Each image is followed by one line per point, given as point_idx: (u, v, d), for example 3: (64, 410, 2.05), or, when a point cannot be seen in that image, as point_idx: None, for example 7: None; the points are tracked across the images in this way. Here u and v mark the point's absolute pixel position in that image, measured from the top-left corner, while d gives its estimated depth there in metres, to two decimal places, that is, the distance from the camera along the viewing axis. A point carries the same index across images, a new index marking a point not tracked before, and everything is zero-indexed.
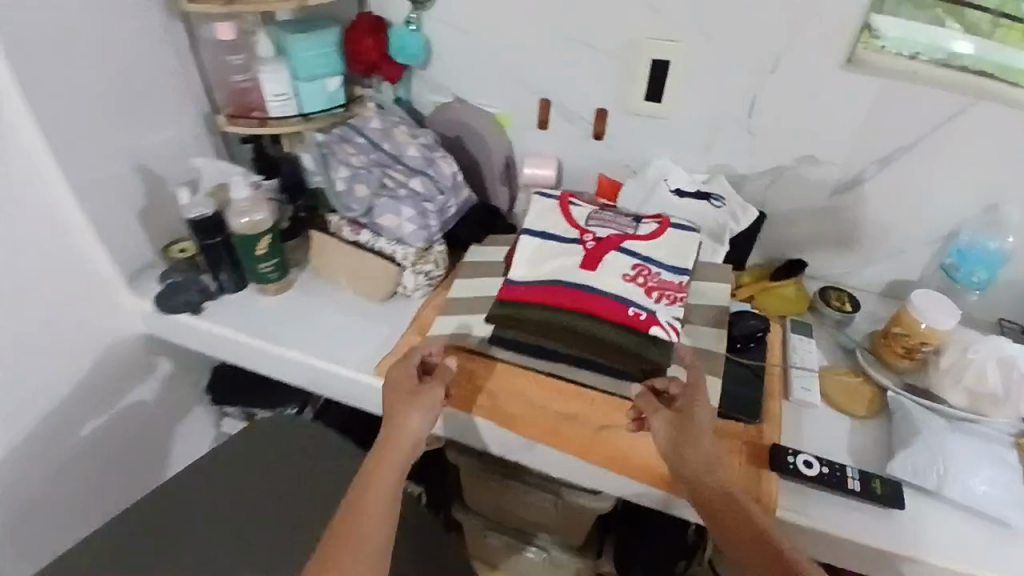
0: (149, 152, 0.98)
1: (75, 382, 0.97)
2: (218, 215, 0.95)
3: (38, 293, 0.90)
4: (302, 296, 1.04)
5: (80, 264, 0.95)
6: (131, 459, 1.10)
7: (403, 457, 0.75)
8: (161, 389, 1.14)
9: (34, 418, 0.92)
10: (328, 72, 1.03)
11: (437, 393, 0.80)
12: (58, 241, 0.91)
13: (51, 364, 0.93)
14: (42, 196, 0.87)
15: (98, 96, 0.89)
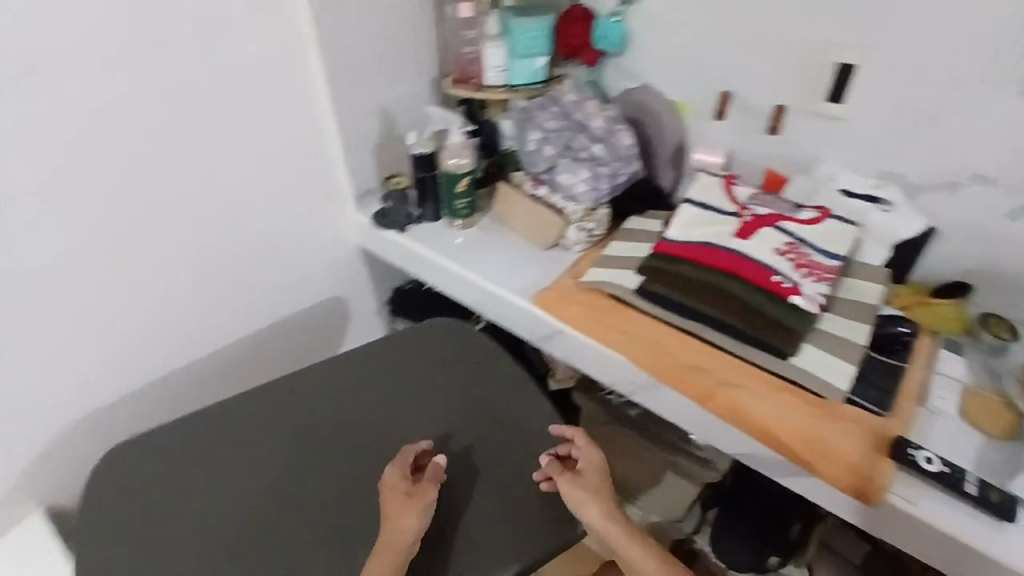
0: (391, 100, 1.23)
1: (302, 263, 1.26)
2: (433, 155, 1.17)
3: (293, 189, 1.18)
4: (482, 234, 1.21)
5: (327, 179, 1.22)
6: (322, 336, 1.37)
7: (397, 554, 0.81)
8: (358, 291, 1.38)
9: (269, 280, 1.22)
10: (538, 52, 1.20)
11: (432, 491, 0.86)
12: (318, 156, 1.19)
13: (289, 246, 1.22)
14: (315, 120, 1.15)
15: (366, 51, 1.14)
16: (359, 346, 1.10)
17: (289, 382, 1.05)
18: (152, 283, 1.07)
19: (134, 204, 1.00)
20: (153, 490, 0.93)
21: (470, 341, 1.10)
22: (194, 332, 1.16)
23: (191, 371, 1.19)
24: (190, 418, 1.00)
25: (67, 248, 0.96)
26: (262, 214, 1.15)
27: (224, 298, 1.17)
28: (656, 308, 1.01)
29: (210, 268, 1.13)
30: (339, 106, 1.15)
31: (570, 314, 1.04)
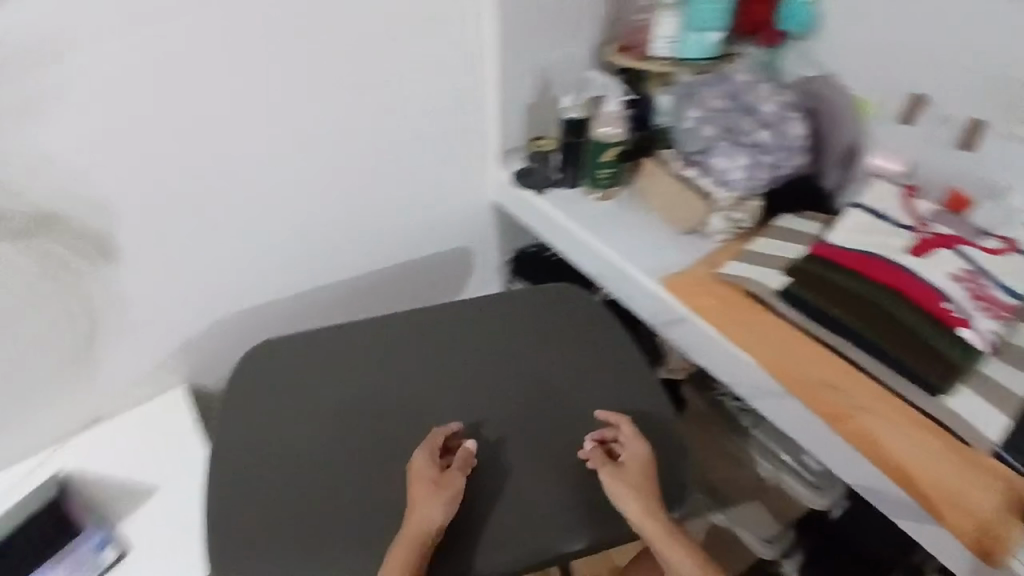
0: (554, 61, 1.18)
1: (437, 212, 1.24)
2: (585, 121, 1.13)
3: (442, 138, 1.16)
4: (620, 208, 1.16)
5: (476, 132, 1.19)
6: (441, 285, 1.36)
7: (418, 544, 0.79)
8: (482, 247, 1.35)
9: (403, 225, 1.21)
10: (715, 27, 1.13)
11: (458, 480, 0.85)
12: (472, 108, 1.16)
13: (427, 194, 1.21)
14: (477, 71, 1.13)
15: (541, 6, 1.10)
16: (477, 300, 1.09)
17: (408, 321, 1.05)
18: (294, 213, 1.08)
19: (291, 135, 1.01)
20: (272, 400, 0.96)
21: (589, 315, 1.08)
22: (322, 262, 1.16)
23: (312, 297, 1.19)
24: (312, 337, 1.03)
25: (225, 169, 0.98)
26: (408, 158, 1.14)
27: (358, 236, 1.18)
28: (795, 312, 0.95)
29: (349, 205, 1.13)
30: (502, 60, 1.12)
31: (701, 303, 1.00)
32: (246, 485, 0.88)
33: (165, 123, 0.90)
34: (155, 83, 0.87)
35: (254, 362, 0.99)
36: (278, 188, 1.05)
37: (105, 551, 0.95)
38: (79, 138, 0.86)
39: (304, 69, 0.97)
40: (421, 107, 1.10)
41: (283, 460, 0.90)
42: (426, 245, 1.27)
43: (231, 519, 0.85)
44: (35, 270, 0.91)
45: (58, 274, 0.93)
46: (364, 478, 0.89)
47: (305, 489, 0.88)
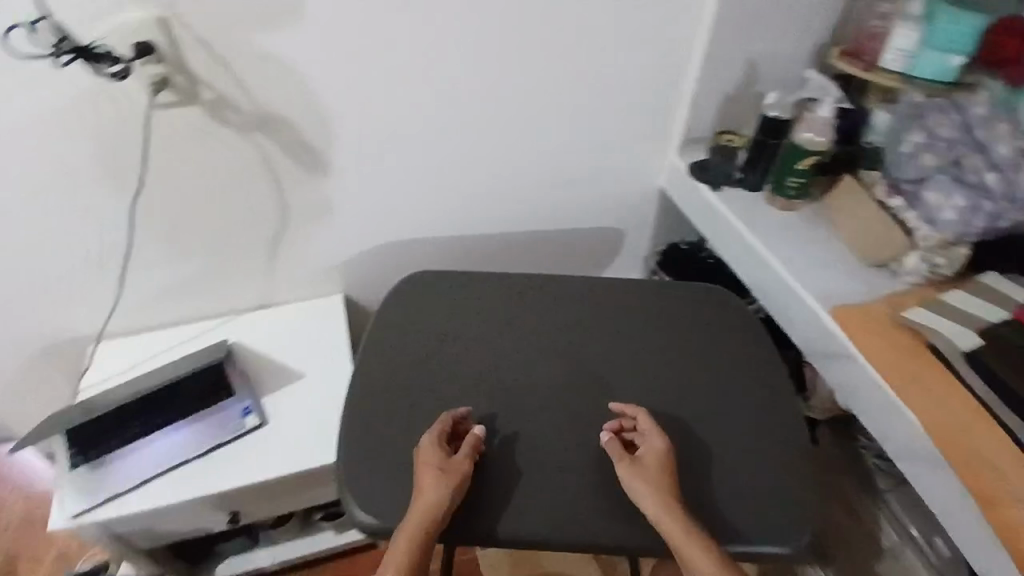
0: (766, 55, 1.09)
1: (600, 187, 1.23)
2: (789, 122, 1.05)
3: (627, 115, 1.13)
4: (800, 222, 1.09)
5: (662, 114, 1.15)
6: (585, 258, 1.35)
7: (423, 527, 0.79)
8: (636, 230, 1.33)
9: (566, 191, 1.21)
10: (958, 51, 1.00)
11: (462, 466, 0.84)
12: (666, 89, 1.12)
13: (597, 167, 1.19)
14: (681, 52, 1.07)
15: None
16: (624, 282, 1.07)
17: (559, 286, 1.06)
18: (470, 159, 1.11)
19: (487, 84, 1.02)
20: (420, 326, 1.01)
21: (739, 323, 1.03)
22: (483, 211, 1.19)
23: (465, 241, 1.23)
24: (462, 277, 1.07)
25: (418, 105, 1.02)
26: (588, 128, 1.13)
27: (521, 193, 1.19)
28: (981, 382, 0.85)
29: (521, 163, 1.14)
30: (714, 46, 1.06)
31: (867, 344, 0.91)
32: (381, 395, 0.94)
33: (381, 50, 0.95)
34: (380, 12, 0.91)
35: (412, 287, 1.06)
36: (461, 133, 1.07)
37: (249, 416, 1.07)
38: (304, 54, 0.92)
39: (514, 22, 0.97)
40: (617, 79, 1.08)
41: (419, 383, 0.96)
42: (581, 216, 1.26)
43: (362, 422, 0.92)
44: (245, 161, 1.01)
45: (261, 170, 1.03)
46: (486, 420, 0.93)
47: (432, 414, 0.93)
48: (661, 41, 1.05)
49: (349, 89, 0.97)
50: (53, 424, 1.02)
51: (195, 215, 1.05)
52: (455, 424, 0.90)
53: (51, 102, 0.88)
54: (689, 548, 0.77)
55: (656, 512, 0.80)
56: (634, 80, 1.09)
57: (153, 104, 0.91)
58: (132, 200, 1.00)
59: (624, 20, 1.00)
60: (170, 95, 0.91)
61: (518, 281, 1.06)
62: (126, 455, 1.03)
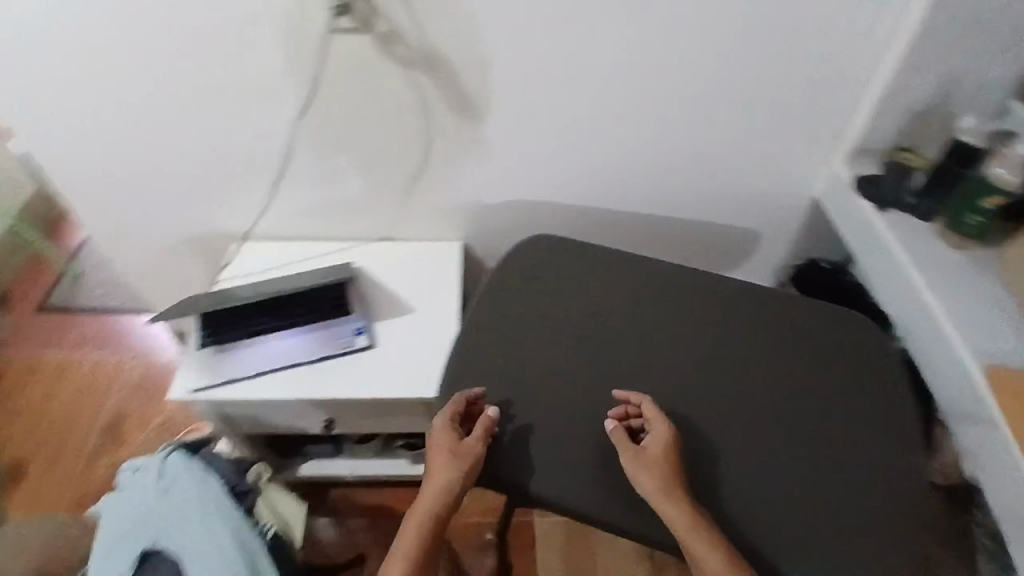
0: (968, 74, 0.98)
1: (744, 185, 1.17)
2: (983, 153, 0.95)
3: (790, 115, 1.06)
4: (968, 264, 0.99)
5: (830, 120, 1.07)
6: (713, 251, 1.31)
7: (434, 511, 0.84)
8: (773, 234, 1.26)
9: (706, 182, 1.17)
10: None
11: (474, 450, 0.86)
12: (841, 94, 1.03)
13: (746, 163, 1.14)
14: (869, 57, 0.99)
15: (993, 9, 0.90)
16: (752, 286, 1.03)
17: (685, 278, 1.03)
18: (615, 133, 1.10)
19: (654, 59, 0.99)
20: (539, 288, 1.03)
21: (869, 357, 0.96)
22: (616, 187, 1.18)
23: (591, 213, 1.23)
24: (587, 248, 1.07)
25: (576, 71, 1.01)
26: (745, 122, 1.07)
27: (660, 176, 1.16)
28: None
29: (666, 145, 1.11)
30: (912, 57, 0.96)
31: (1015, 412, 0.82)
32: (491, 344, 0.97)
33: (553, 11, 0.94)
34: None
35: (539, 248, 1.07)
36: (612, 105, 1.06)
37: (360, 337, 1.14)
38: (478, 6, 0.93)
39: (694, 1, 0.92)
40: (788, 77, 1.01)
41: (528, 342, 0.97)
42: (715, 212, 1.22)
43: (468, 366, 0.96)
44: (402, 97, 1.04)
45: (414, 109, 1.06)
46: (584, 390, 0.93)
47: (534, 371, 0.95)
48: (850, 43, 0.97)
49: (515, 43, 0.97)
50: (187, 306, 1.11)
51: (347, 142, 1.11)
52: (469, 405, 0.92)
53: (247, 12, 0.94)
54: (693, 543, 0.78)
55: (660, 503, 0.81)
56: (808, 79, 1.01)
57: (334, 29, 0.95)
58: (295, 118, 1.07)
59: (815, 15, 0.93)
60: (350, 22, 0.95)
61: (642, 263, 1.05)
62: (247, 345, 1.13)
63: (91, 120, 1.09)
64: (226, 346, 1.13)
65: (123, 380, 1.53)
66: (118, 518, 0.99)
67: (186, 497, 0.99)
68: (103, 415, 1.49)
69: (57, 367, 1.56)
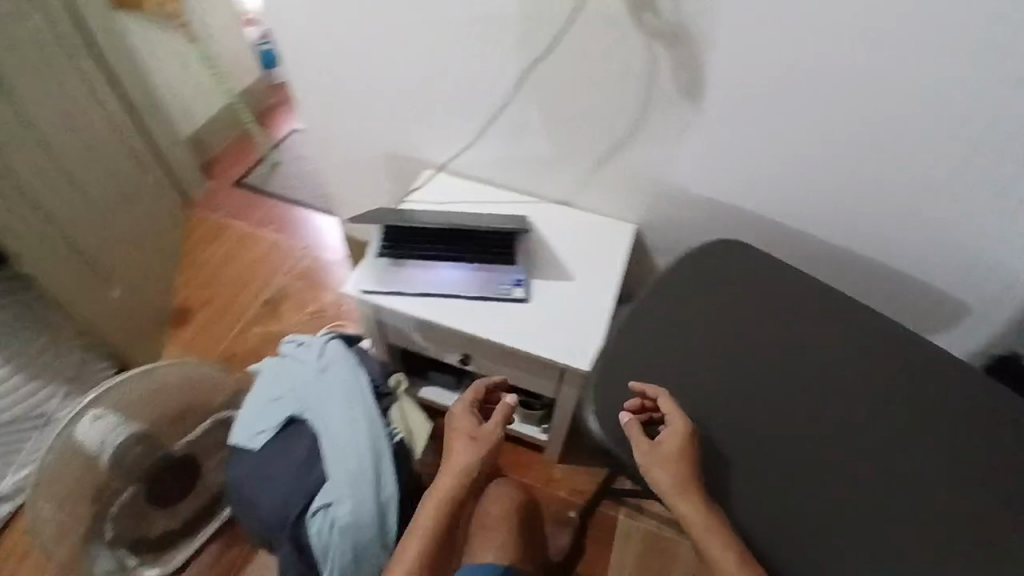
0: None
1: (954, 248, 1.09)
2: None
3: None
4: None
5: None
6: (899, 304, 1.22)
7: (456, 490, 0.90)
8: (971, 306, 1.16)
9: (913, 233, 1.10)
10: None
11: (490, 435, 0.96)
12: None
13: (966, 227, 1.05)
14: None
15: None
16: (934, 354, 0.97)
17: (864, 325, 1.00)
18: (822, 161, 1.06)
19: (906, 97, 0.92)
20: (712, 291, 1.03)
21: None
22: (810, 211, 1.14)
23: (774, 229, 1.20)
24: (764, 266, 1.06)
25: (800, 92, 0.98)
26: (976, 186, 0.99)
27: (862, 214, 1.10)
28: None
29: (877, 186, 1.05)
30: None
31: None
32: (651, 333, 0.98)
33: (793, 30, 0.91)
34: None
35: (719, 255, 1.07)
36: (827, 135, 1.02)
37: (517, 288, 1.18)
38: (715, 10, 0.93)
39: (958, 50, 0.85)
40: None
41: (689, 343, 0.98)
42: (909, 264, 1.14)
43: (623, 345, 0.98)
44: (627, 74, 1.05)
45: (635, 88, 1.06)
46: (738, 402, 0.93)
47: (692, 367, 0.96)
48: None
49: (762, 46, 0.94)
50: (378, 217, 1.21)
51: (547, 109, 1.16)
52: (478, 402, 1.05)
53: None
54: (709, 548, 0.78)
55: (676, 500, 0.81)
56: None
57: None
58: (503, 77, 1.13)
59: None
60: None
61: (819, 295, 1.03)
62: (416, 267, 1.23)
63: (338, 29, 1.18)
64: (401, 262, 1.23)
65: (292, 266, 1.77)
66: (277, 382, 1.10)
67: (337, 381, 1.08)
68: (270, 289, 1.71)
69: (242, 237, 1.80)
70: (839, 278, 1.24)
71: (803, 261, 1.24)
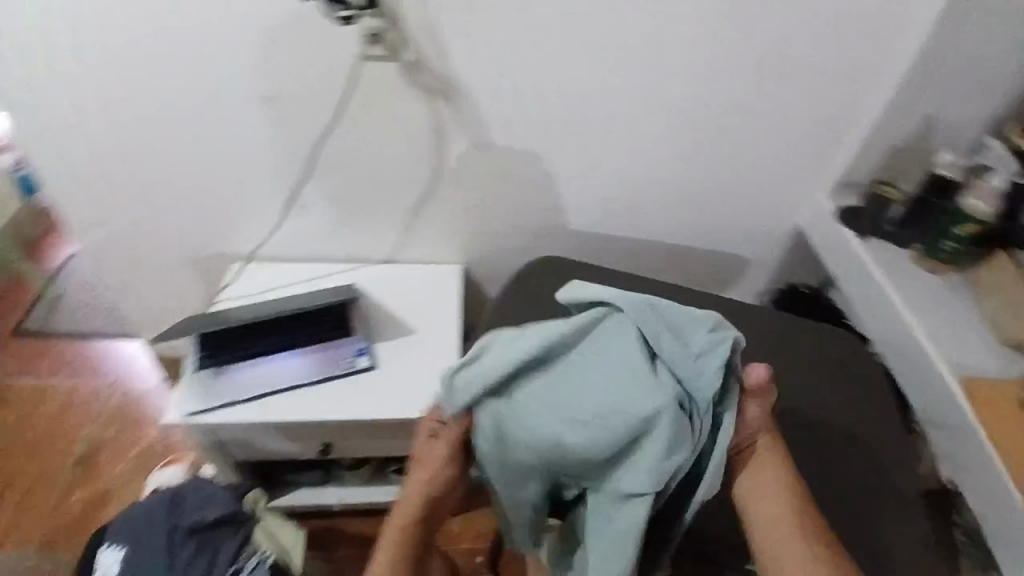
0: (943, 116, 1.03)
1: (723, 219, 1.20)
2: (953, 185, 0.98)
3: (762, 155, 1.11)
4: (942, 291, 1.03)
5: (804, 159, 1.11)
6: (707, 279, 1.32)
7: (421, 492, 0.89)
8: (764, 264, 1.28)
9: (690, 218, 1.21)
10: None
11: (441, 455, 0.89)
12: (810, 138, 1.08)
13: (725, 200, 1.18)
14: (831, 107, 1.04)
15: (938, 65, 0.97)
16: (729, 304, 1.10)
17: (668, 290, 1.13)
18: (594, 170, 1.14)
19: (663, 90, 1.03)
20: (545, 296, 1.11)
21: (853, 367, 1.04)
22: (618, 211, 1.20)
23: (592, 238, 1.25)
24: (584, 266, 1.15)
25: (552, 114, 1.07)
26: (718, 162, 1.12)
27: (646, 207, 1.19)
28: None
29: (647, 183, 1.15)
30: (909, 90, 1.00)
31: (995, 422, 0.89)
32: None
33: (526, 69, 1.01)
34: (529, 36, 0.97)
35: (546, 264, 1.16)
36: (587, 147, 1.11)
37: (361, 358, 1.13)
38: (456, 55, 0.99)
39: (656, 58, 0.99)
40: (757, 123, 1.07)
41: None
42: (710, 236, 1.23)
43: None
44: (416, 121, 1.08)
45: (426, 131, 1.09)
46: None
47: None
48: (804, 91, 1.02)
49: (533, 66, 1.01)
50: (188, 326, 1.10)
51: (332, 178, 1.15)
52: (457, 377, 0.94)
53: (275, 29, 0.97)
54: (772, 502, 0.83)
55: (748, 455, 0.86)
56: (771, 121, 1.06)
57: (367, 53, 0.99)
58: (279, 156, 1.12)
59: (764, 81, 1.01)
60: (382, 48, 0.98)
61: (632, 286, 1.13)
62: (246, 367, 1.13)
63: (103, 129, 1.09)
64: (226, 367, 1.12)
65: (98, 409, 1.54)
66: (116, 546, 0.95)
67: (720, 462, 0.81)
68: (80, 446, 1.48)
69: (30, 396, 1.55)
70: (649, 263, 1.29)
71: (614, 256, 1.28)
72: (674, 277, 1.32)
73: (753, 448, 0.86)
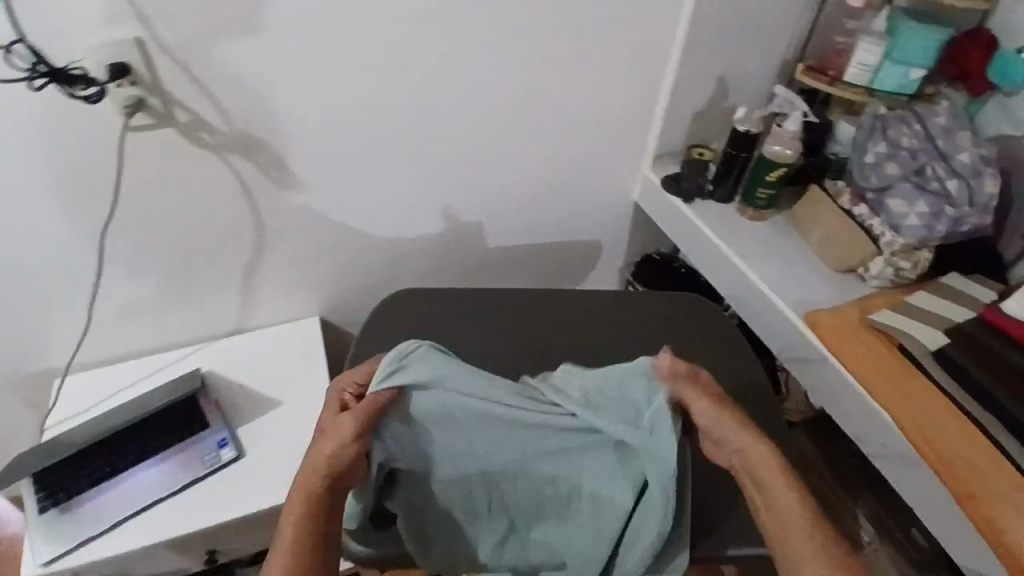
0: (734, 71, 1.08)
1: (563, 209, 1.21)
2: (757, 136, 1.03)
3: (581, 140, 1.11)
4: (771, 232, 1.09)
5: (621, 136, 1.13)
6: (567, 267, 1.32)
7: (313, 489, 0.69)
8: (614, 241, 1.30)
9: (531, 215, 1.20)
10: (919, 64, 0.99)
11: (347, 429, 0.69)
12: (621, 114, 1.10)
13: (560, 190, 1.18)
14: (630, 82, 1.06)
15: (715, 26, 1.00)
16: (587, 294, 1.10)
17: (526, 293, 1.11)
18: (422, 190, 1.10)
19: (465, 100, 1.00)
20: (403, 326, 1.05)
21: (713, 323, 1.07)
22: (458, 226, 1.18)
23: (443, 256, 1.21)
24: (439, 290, 1.10)
25: (361, 145, 1.01)
26: (541, 155, 1.12)
27: (485, 214, 1.17)
28: (938, 370, 0.88)
29: (479, 191, 1.13)
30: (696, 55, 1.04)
31: (844, 349, 0.93)
32: None
33: (317, 106, 0.95)
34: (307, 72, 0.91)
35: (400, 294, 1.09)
36: (408, 169, 1.07)
37: (225, 450, 1.03)
38: (235, 108, 0.92)
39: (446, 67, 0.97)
40: (567, 110, 1.06)
41: None
42: (556, 227, 1.23)
43: None
44: (216, 185, 0.99)
45: (232, 192, 1.00)
46: None
47: None
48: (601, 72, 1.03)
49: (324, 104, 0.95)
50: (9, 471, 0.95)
51: (140, 264, 1.04)
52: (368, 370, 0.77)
53: (13, 124, 0.84)
54: (782, 514, 0.70)
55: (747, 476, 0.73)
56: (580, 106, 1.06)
57: (129, 125, 0.88)
58: (70, 256, 0.99)
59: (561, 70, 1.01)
60: (148, 117, 0.88)
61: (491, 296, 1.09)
62: (94, 496, 0.99)
63: None
64: (70, 503, 0.98)
65: None
66: None
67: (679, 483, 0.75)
68: None
69: None
70: (505, 266, 1.27)
71: (470, 269, 1.25)
72: (535, 274, 1.31)
73: (742, 460, 0.72)
